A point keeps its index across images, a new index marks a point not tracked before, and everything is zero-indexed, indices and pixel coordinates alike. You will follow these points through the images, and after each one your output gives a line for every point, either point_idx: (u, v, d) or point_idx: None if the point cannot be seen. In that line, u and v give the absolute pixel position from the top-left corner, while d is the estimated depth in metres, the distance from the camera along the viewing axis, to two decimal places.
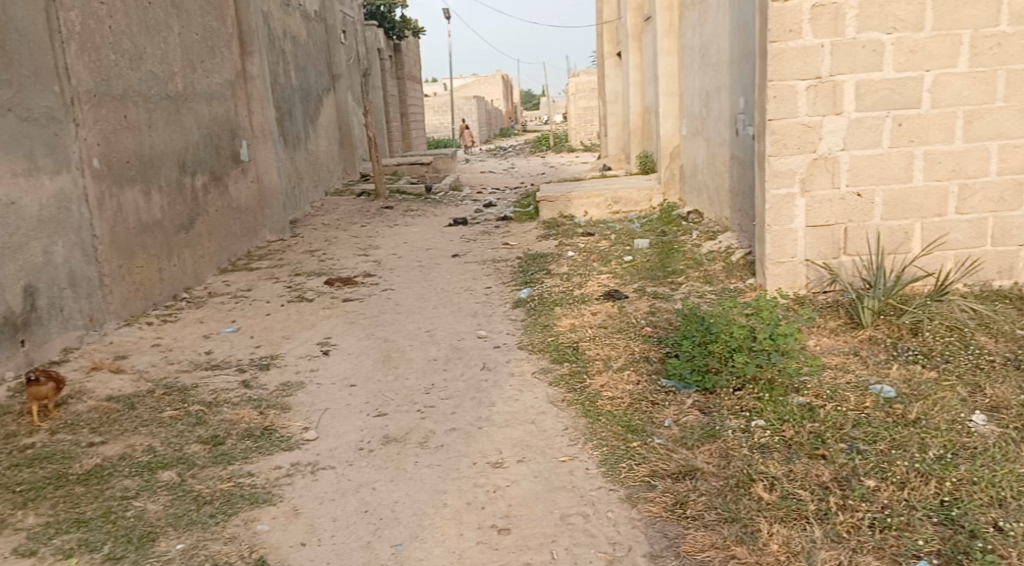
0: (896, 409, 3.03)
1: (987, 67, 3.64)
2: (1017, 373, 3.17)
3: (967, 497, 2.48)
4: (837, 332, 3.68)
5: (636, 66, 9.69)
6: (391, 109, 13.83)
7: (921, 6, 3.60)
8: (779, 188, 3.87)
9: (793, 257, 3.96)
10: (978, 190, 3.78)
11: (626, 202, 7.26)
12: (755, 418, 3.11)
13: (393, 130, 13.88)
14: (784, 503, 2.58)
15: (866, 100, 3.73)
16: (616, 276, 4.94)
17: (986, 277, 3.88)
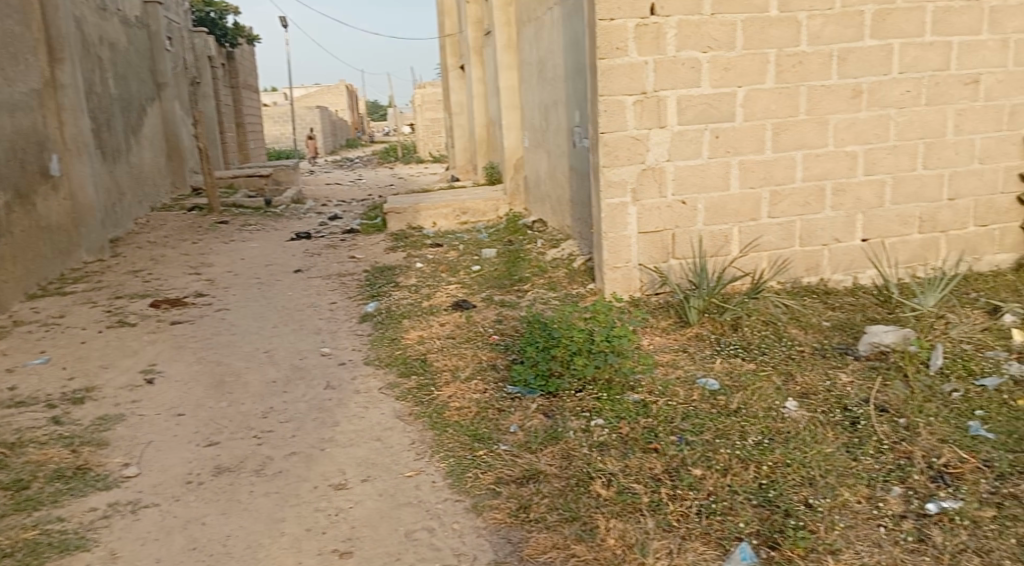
0: (720, 400, 3.26)
1: (790, 84, 3.98)
2: (823, 361, 3.49)
3: (782, 479, 2.70)
4: (669, 331, 3.93)
5: (478, 80, 9.88)
6: (222, 119, 13.20)
7: (732, 27, 3.90)
8: (612, 198, 4.09)
9: (628, 262, 4.19)
10: (787, 195, 4.15)
11: (474, 213, 7.35)
12: (595, 417, 3.24)
13: (224, 141, 13.25)
14: (620, 498, 2.69)
15: (687, 114, 4.00)
16: (465, 286, 4.98)
17: (796, 275, 4.27)
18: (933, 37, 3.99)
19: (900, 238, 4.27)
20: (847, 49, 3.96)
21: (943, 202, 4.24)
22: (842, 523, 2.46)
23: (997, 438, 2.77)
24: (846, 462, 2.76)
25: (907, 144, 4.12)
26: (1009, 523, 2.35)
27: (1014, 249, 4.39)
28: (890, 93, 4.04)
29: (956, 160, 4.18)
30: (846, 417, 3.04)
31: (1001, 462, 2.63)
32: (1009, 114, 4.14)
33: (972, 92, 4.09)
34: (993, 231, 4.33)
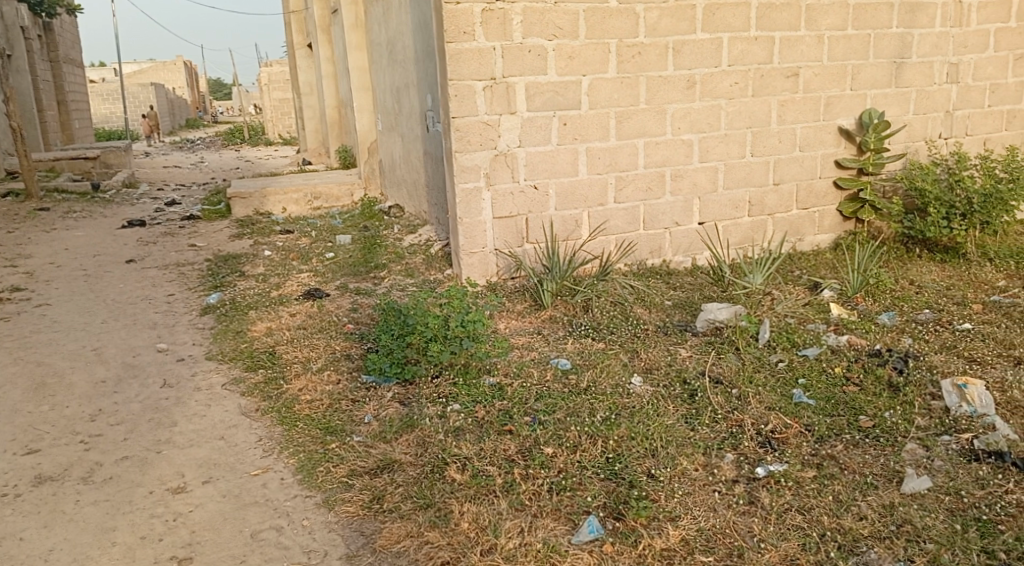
0: (571, 379, 3.37)
1: (630, 73, 4.14)
2: (665, 338, 3.69)
3: (627, 451, 2.83)
4: (524, 314, 3.99)
5: (326, 59, 9.54)
6: (39, 96, 11.90)
7: (575, 16, 3.99)
8: (466, 183, 4.09)
9: (484, 247, 4.24)
10: (630, 181, 4.34)
11: (326, 197, 7.12)
12: (451, 402, 3.23)
13: (43, 120, 11.96)
14: (474, 481, 2.71)
15: (535, 101, 4.06)
16: (317, 274, 4.82)
17: (641, 257, 4.50)
18: (757, 32, 4.26)
19: (733, 221, 4.60)
20: (681, 41, 4.16)
21: (769, 187, 4.59)
22: (681, 491, 2.61)
23: (816, 404, 3.04)
24: (686, 433, 2.93)
25: (736, 133, 4.41)
26: (826, 481, 2.60)
27: (831, 230, 4.84)
28: (720, 84, 4.30)
29: (780, 148, 4.53)
30: (686, 390, 3.23)
31: (820, 425, 2.90)
32: (825, 106, 4.52)
33: (792, 85, 4.42)
34: (812, 214, 4.75)
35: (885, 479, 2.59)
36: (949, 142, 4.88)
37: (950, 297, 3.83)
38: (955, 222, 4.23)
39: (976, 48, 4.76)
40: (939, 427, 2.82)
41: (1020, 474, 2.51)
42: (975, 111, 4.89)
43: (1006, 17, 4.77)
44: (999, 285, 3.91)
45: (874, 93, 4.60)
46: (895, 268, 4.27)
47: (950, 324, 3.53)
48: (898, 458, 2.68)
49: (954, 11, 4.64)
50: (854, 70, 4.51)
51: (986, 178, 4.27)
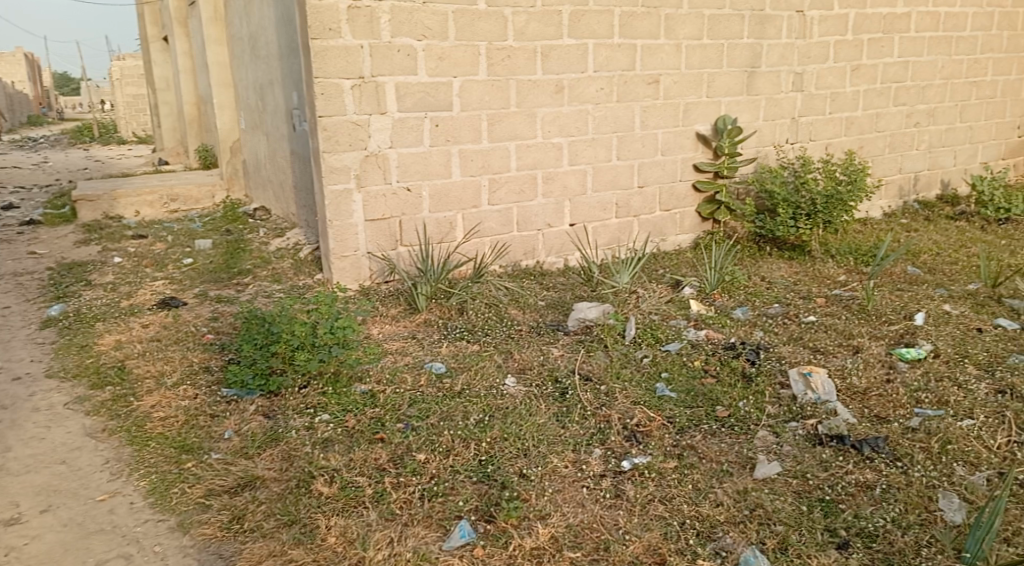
0: (445, 383, 3.32)
1: (501, 76, 4.17)
2: (537, 339, 3.72)
3: (500, 453, 2.83)
4: (397, 318, 3.91)
5: (184, 53, 9.02)
6: None
7: (443, 17, 3.96)
8: (335, 184, 3.97)
9: (356, 251, 4.13)
10: (503, 183, 4.36)
11: (184, 199, 6.76)
12: (320, 413, 3.12)
13: None
14: (343, 493, 2.62)
15: (406, 102, 4.00)
16: (174, 281, 4.53)
17: (515, 259, 4.54)
18: (621, 39, 4.40)
19: (602, 222, 4.73)
20: (549, 46, 4.23)
21: (635, 189, 4.75)
22: (551, 489, 2.64)
23: (677, 396, 3.17)
24: (556, 431, 2.97)
25: (603, 137, 4.54)
26: (686, 471, 2.71)
27: (692, 230, 5.08)
28: (587, 89, 4.40)
29: (644, 152, 4.70)
30: (557, 389, 3.27)
31: (681, 417, 3.02)
32: (684, 112, 4.74)
33: (654, 91, 4.60)
34: (675, 215, 4.96)
35: (739, 466, 2.73)
36: (795, 147, 5.24)
37: (797, 291, 4.10)
38: (801, 222, 4.54)
39: (818, 59, 5.14)
40: (788, 414, 3.00)
41: (857, 455, 2.71)
42: (818, 117, 5.28)
43: (843, 30, 5.18)
44: (840, 280, 4.22)
45: (728, 100, 4.87)
46: (749, 266, 4.52)
47: (797, 317, 3.77)
48: (751, 445, 2.83)
49: (798, 24, 4.98)
50: (710, 78, 4.76)
51: (828, 181, 4.61)
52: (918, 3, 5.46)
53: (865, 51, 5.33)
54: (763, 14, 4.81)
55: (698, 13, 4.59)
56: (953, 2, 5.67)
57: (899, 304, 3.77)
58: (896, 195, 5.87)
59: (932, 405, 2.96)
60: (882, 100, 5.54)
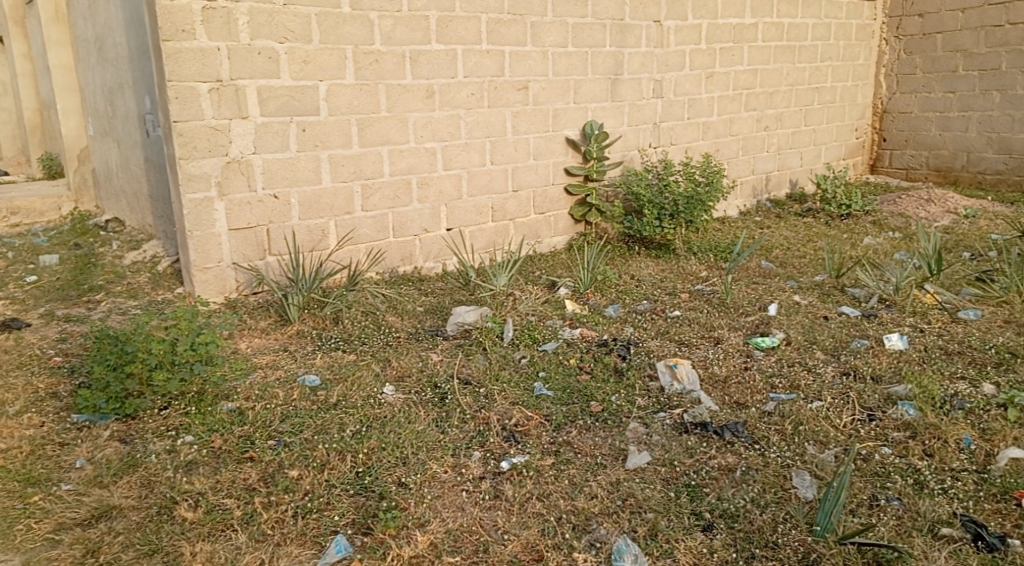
0: (319, 395, 3.21)
1: (369, 81, 4.11)
2: (416, 345, 3.67)
3: (377, 463, 2.77)
4: (267, 331, 3.76)
5: (21, 54, 8.30)
6: None
7: (306, 20, 3.86)
8: (195, 193, 3.78)
9: (220, 262, 3.94)
10: (376, 189, 4.30)
11: (27, 212, 6.24)
12: (183, 435, 2.94)
13: None
14: (209, 517, 2.49)
15: (269, 106, 3.86)
16: (15, 301, 4.15)
17: (391, 265, 4.48)
18: (489, 46, 4.46)
19: (478, 226, 4.76)
20: (417, 51, 4.22)
21: (509, 193, 4.82)
22: (430, 495, 2.61)
23: (553, 394, 3.23)
24: (435, 436, 2.92)
25: (476, 142, 4.58)
26: (562, 467, 2.76)
27: (565, 232, 5.20)
28: (457, 94, 4.42)
29: (516, 157, 4.78)
30: (436, 395, 3.22)
31: (557, 414, 3.07)
32: (553, 117, 4.86)
33: (523, 97, 4.69)
34: (549, 217, 5.07)
35: (612, 458, 2.81)
36: (658, 151, 5.50)
37: (663, 288, 4.29)
38: (666, 222, 4.76)
39: (675, 67, 5.41)
40: (657, 405, 3.12)
41: (720, 440, 2.85)
42: (677, 123, 5.56)
43: (697, 39, 5.49)
44: (702, 275, 4.46)
45: (594, 106, 5.04)
46: (619, 265, 4.69)
47: (664, 312, 3.95)
48: (623, 437, 2.92)
49: (656, 33, 5.22)
50: (576, 85, 4.90)
51: (688, 183, 4.86)
52: (764, 15, 5.87)
53: (718, 60, 5.68)
54: (623, 24, 5.02)
55: (562, 21, 4.73)
56: (794, 15, 6.13)
57: (754, 297, 4.03)
58: (750, 195, 6.29)
59: (785, 390, 3.13)
60: (734, 105, 5.92)
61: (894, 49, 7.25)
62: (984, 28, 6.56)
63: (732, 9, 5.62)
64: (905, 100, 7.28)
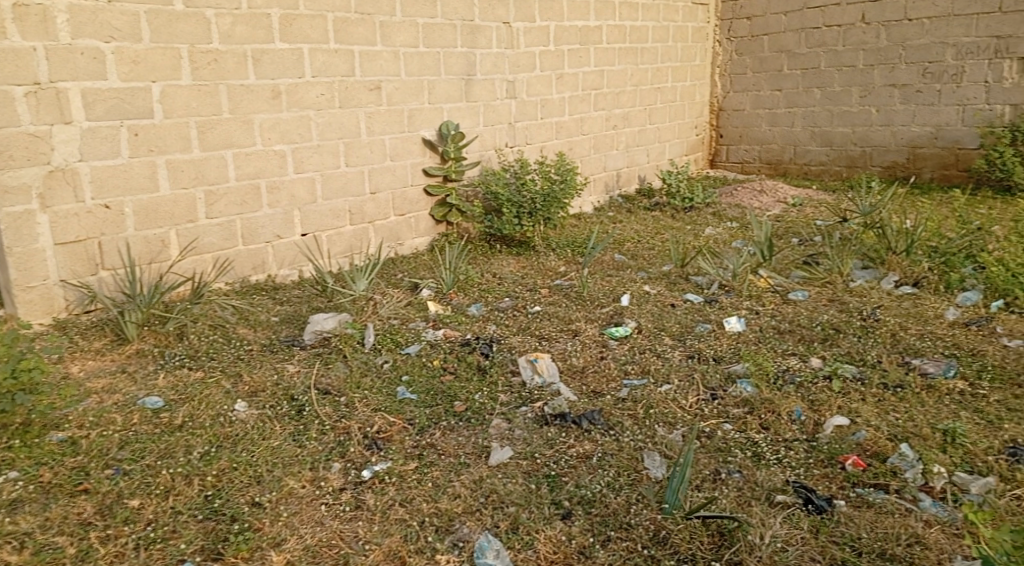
0: (163, 417, 3.01)
1: (208, 81, 3.90)
2: (270, 357, 3.52)
3: (229, 484, 2.63)
4: (103, 352, 3.48)
5: None
6: None
7: (134, 17, 3.61)
8: (12, 205, 3.44)
9: (46, 279, 3.61)
10: (221, 195, 4.10)
11: None
12: (5, 471, 2.67)
13: None
14: (38, 558, 2.28)
15: (96, 109, 3.58)
16: None
17: (242, 274, 4.28)
18: (337, 45, 4.36)
19: (334, 230, 4.64)
20: (260, 50, 4.05)
21: (366, 196, 4.74)
22: (287, 512, 2.50)
23: (417, 398, 3.16)
24: (292, 451, 2.81)
25: (328, 144, 4.46)
26: (425, 470, 2.68)
27: (426, 233, 5.18)
28: (306, 95, 4.29)
29: (371, 158, 4.70)
30: (293, 407, 3.10)
31: (419, 417, 3.00)
32: (408, 118, 4.82)
33: (375, 97, 4.62)
34: (408, 219, 5.03)
35: (475, 456, 2.75)
36: (514, 150, 5.59)
37: (524, 285, 4.36)
38: (524, 220, 4.86)
39: (526, 68, 5.53)
40: (519, 400, 3.11)
41: (578, 429, 2.88)
42: (531, 122, 5.69)
43: (546, 41, 5.63)
44: (560, 271, 4.58)
45: (448, 106, 5.05)
46: (481, 264, 4.73)
47: (524, 308, 4.01)
48: (485, 434, 2.88)
49: (506, 35, 5.31)
50: (430, 85, 4.90)
51: (544, 181, 4.99)
52: (607, 18, 6.12)
53: (567, 61, 5.85)
54: (473, 25, 5.06)
55: (412, 21, 4.70)
56: (634, 18, 6.43)
57: (608, 289, 4.19)
58: (603, 191, 6.54)
59: (637, 376, 3.26)
60: (584, 105, 6.13)
61: (727, 51, 7.78)
62: (804, 31, 7.16)
63: (577, 12, 5.82)
64: (739, 98, 7.83)
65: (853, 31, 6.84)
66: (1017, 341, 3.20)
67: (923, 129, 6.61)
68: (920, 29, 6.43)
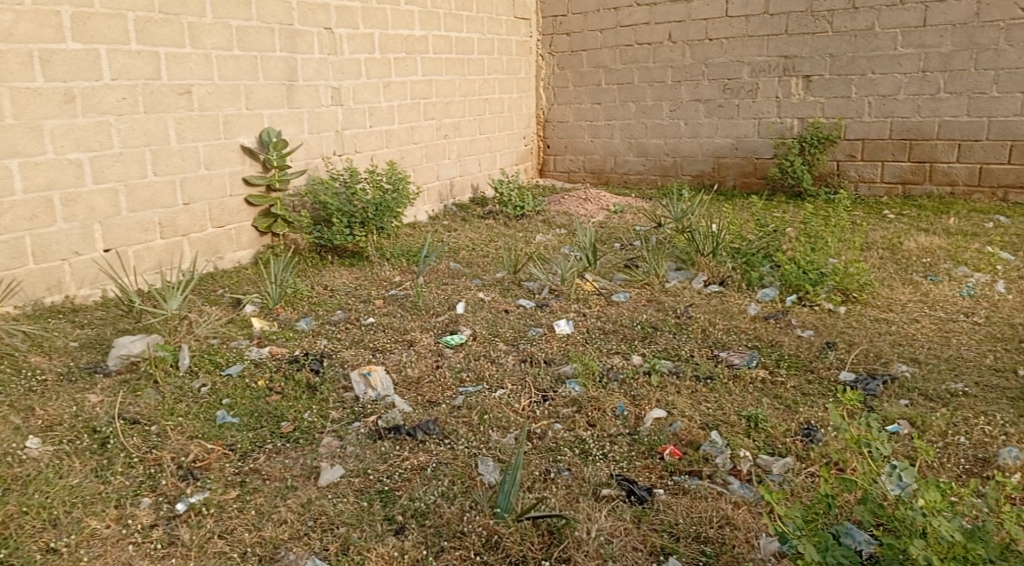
0: None
1: None
2: (68, 387, 3.17)
3: (17, 531, 2.32)
4: None
5: None
6: None
7: None
8: None
9: None
10: (6, 209, 3.65)
11: None
12: None
13: None
14: None
15: None
16: None
17: (34, 296, 3.83)
18: (139, 46, 4.04)
19: (143, 245, 4.28)
20: (48, 49, 3.67)
21: (179, 207, 4.43)
22: (88, 556, 2.25)
23: (240, 421, 2.97)
24: (93, 489, 2.54)
25: (132, 152, 4.11)
26: (248, 497, 2.52)
27: (250, 245, 4.91)
28: (105, 99, 3.94)
29: (184, 166, 4.40)
30: (96, 440, 2.81)
31: (242, 442, 2.83)
32: (224, 124, 4.57)
33: (186, 102, 4.33)
34: (229, 231, 4.76)
35: (303, 478, 2.63)
36: (342, 158, 5.46)
37: (357, 296, 4.26)
38: (356, 229, 4.76)
39: (351, 75, 5.42)
40: (351, 416, 3.02)
41: (412, 441, 2.82)
42: (359, 130, 5.58)
43: (371, 48, 5.56)
44: (394, 280, 4.53)
45: (269, 112, 4.84)
46: (311, 276, 4.56)
47: (357, 321, 3.92)
48: (315, 455, 2.76)
49: (328, 40, 5.18)
50: (247, 90, 4.67)
51: (375, 190, 4.91)
52: (432, 28, 6.16)
53: (394, 69, 5.82)
54: (292, 29, 4.89)
55: (224, 22, 4.46)
56: (460, 29, 6.52)
57: (443, 297, 4.19)
58: (436, 200, 6.56)
59: (472, 382, 3.27)
60: (413, 114, 6.11)
61: (549, 64, 8.10)
62: (619, 48, 7.61)
63: (402, 21, 5.81)
64: (562, 110, 8.16)
65: (662, 49, 7.37)
66: (807, 331, 3.57)
67: (725, 140, 7.25)
68: (719, 49, 7.05)
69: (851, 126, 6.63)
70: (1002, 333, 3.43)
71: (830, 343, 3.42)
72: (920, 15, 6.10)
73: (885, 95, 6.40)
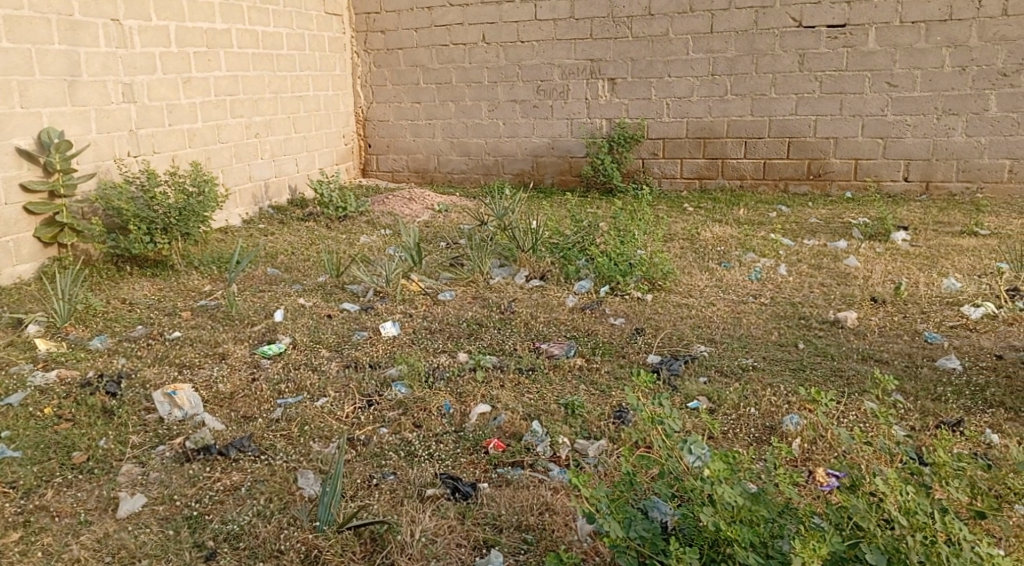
0: None
1: None
2: None
3: None
4: None
5: None
6: None
7: None
8: None
9: None
10: None
11: None
12: None
13: None
14: None
15: None
16: None
17: None
18: None
19: None
20: None
21: None
22: None
23: (21, 455, 2.66)
24: None
25: None
26: (33, 538, 2.26)
27: (32, 258, 4.40)
28: None
29: None
30: None
31: (25, 478, 2.53)
32: None
33: None
34: (4, 243, 4.23)
35: (99, 511, 2.40)
36: (139, 160, 5.04)
37: (161, 309, 3.96)
38: (158, 237, 4.42)
39: (145, 70, 5.02)
40: (155, 439, 2.80)
41: (225, 460, 2.67)
42: (157, 130, 5.18)
43: (166, 42, 5.18)
44: (204, 290, 4.26)
45: (49, 111, 4.37)
46: (106, 290, 4.19)
47: (161, 335, 3.64)
48: (113, 485, 2.53)
49: (115, 32, 4.76)
50: (21, 86, 4.19)
51: (177, 194, 4.59)
52: (235, 22, 5.85)
53: (193, 64, 5.45)
54: (72, 19, 4.45)
55: None
56: (266, 23, 6.25)
57: (259, 305, 4.00)
58: (250, 202, 6.25)
59: (292, 393, 3.15)
60: (219, 112, 5.77)
61: (365, 62, 7.97)
62: (435, 47, 7.64)
63: (199, 13, 5.46)
64: (382, 109, 8.06)
65: (477, 49, 7.49)
66: (619, 318, 3.80)
67: (542, 139, 7.52)
68: (531, 51, 7.29)
69: (653, 125, 7.13)
70: (784, 312, 3.83)
71: (639, 329, 3.65)
72: (708, 22, 6.65)
73: (681, 96, 6.94)
